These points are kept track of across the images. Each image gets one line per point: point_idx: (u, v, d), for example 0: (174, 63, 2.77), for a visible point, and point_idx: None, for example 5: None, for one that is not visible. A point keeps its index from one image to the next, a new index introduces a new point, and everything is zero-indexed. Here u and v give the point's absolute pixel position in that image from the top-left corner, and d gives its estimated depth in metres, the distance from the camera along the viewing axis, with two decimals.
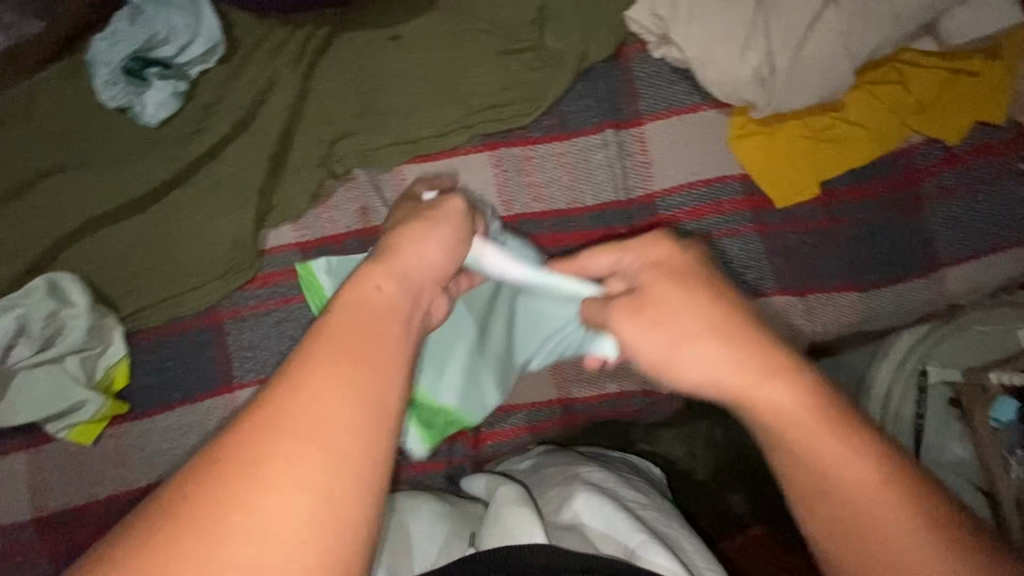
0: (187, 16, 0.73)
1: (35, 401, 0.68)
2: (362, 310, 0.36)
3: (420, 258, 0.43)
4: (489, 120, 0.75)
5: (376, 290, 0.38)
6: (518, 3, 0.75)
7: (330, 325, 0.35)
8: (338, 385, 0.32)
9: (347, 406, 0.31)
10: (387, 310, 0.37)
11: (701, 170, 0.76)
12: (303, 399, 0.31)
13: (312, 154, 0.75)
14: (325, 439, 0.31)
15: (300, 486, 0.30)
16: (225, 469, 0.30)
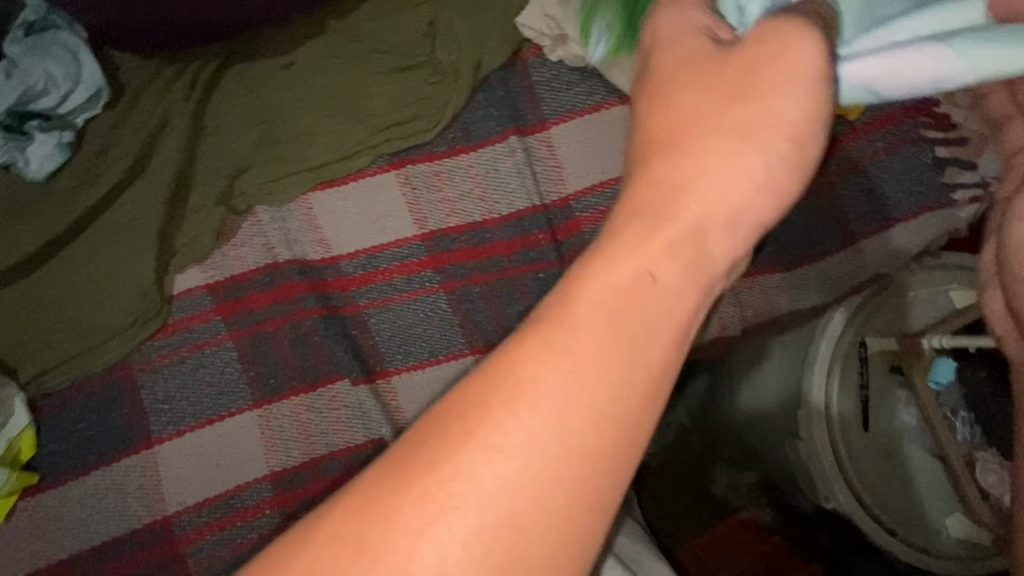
0: (65, 63, 0.70)
1: None
2: (624, 272, 0.28)
3: (701, 214, 0.30)
4: (392, 138, 0.74)
5: (659, 234, 0.30)
6: (409, 20, 0.75)
7: (586, 285, 0.28)
8: (581, 387, 0.27)
9: (589, 404, 0.26)
10: (658, 284, 0.29)
11: (611, 168, 0.75)
12: (544, 383, 0.26)
13: (211, 191, 0.73)
14: (548, 434, 0.26)
15: (519, 482, 0.25)
16: (434, 439, 0.26)
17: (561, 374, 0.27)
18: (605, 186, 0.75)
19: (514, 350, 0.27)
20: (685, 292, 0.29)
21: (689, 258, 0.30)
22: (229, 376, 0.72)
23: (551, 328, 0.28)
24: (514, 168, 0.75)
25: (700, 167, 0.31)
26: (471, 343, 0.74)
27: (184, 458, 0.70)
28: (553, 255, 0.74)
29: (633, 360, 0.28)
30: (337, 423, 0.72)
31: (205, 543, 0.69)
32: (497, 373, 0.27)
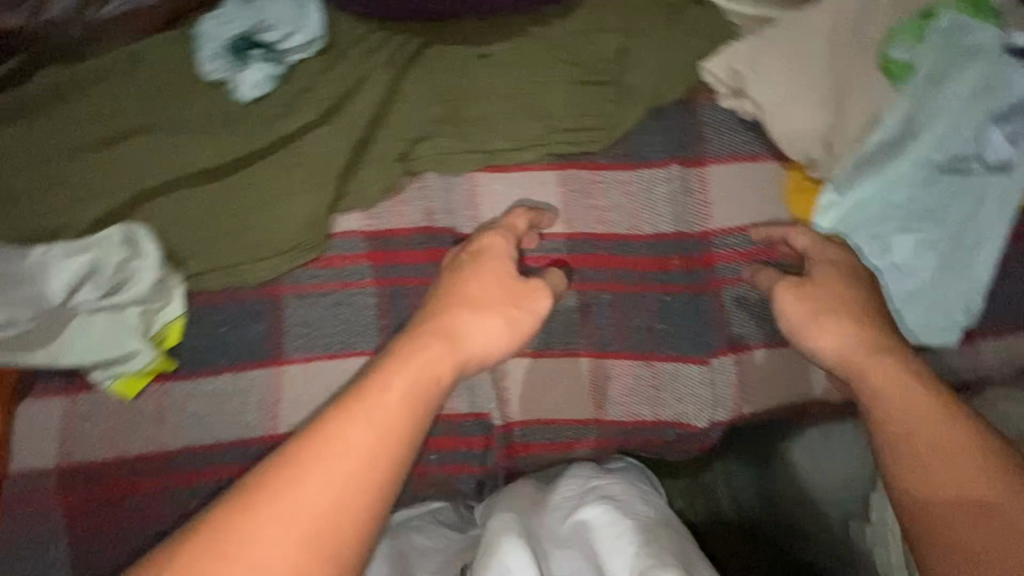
0: (295, 8, 0.78)
1: (88, 347, 0.67)
2: (417, 377, 0.54)
3: (483, 344, 0.61)
4: (563, 141, 0.80)
5: (417, 354, 0.56)
6: (602, 41, 0.81)
7: (387, 381, 0.53)
8: (388, 441, 0.50)
9: (395, 448, 0.50)
10: (434, 378, 0.55)
11: (756, 216, 0.80)
12: (366, 423, 0.50)
13: (391, 149, 0.79)
14: (360, 465, 0.48)
15: (285, 541, 0.45)
16: (294, 459, 0.48)
17: (371, 428, 0.50)
18: (747, 231, 0.80)
19: (364, 400, 0.51)
20: (395, 417, 0.51)
21: (450, 364, 0.57)
22: (363, 318, 0.76)
23: (363, 403, 0.51)
24: (666, 195, 0.80)
25: (456, 320, 0.61)
26: (588, 347, 0.79)
27: (305, 383, 0.73)
28: (679, 280, 0.80)
29: (407, 427, 0.51)
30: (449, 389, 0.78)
31: None
32: (337, 417, 0.50)
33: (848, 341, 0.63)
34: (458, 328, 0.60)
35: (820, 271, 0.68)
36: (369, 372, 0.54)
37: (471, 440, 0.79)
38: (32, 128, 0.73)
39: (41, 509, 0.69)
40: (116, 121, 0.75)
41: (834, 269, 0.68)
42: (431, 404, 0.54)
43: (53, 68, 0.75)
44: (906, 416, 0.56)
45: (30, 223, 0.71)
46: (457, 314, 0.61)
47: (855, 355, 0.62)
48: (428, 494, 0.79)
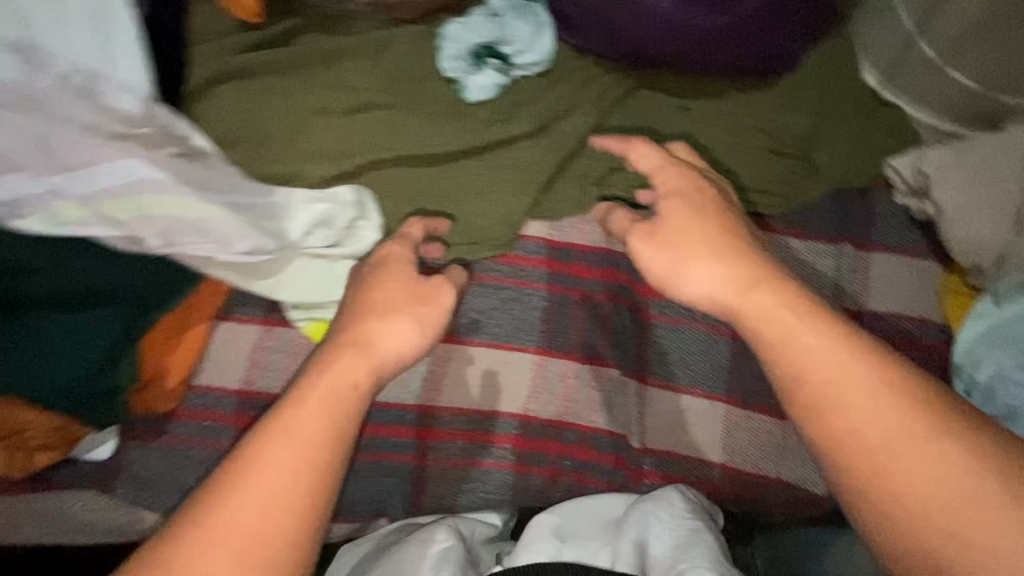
0: (532, 31, 0.85)
1: (301, 288, 0.72)
2: (336, 383, 0.56)
3: (394, 351, 0.60)
4: (744, 200, 0.86)
5: (342, 381, 0.56)
6: (796, 119, 0.88)
7: (299, 397, 0.54)
8: (306, 464, 0.52)
9: (317, 477, 0.52)
10: (355, 397, 0.56)
11: (909, 307, 0.84)
12: (295, 451, 0.52)
13: (588, 173, 0.86)
14: (303, 482, 0.51)
15: (214, 561, 0.48)
16: (237, 479, 0.51)
17: (288, 445, 0.52)
18: (900, 320, 0.84)
19: (272, 425, 0.53)
20: (312, 432, 0.53)
21: (369, 381, 0.58)
22: (531, 319, 0.83)
23: (280, 423, 0.53)
24: (830, 268, 0.85)
25: (383, 325, 0.61)
26: (729, 393, 0.84)
27: (473, 363, 0.82)
28: None
29: (319, 437, 0.53)
30: (591, 402, 0.83)
31: (456, 441, 0.80)
32: (259, 442, 0.52)
33: (723, 279, 0.59)
34: (382, 338, 0.60)
35: (675, 212, 0.63)
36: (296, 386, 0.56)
37: (600, 455, 0.82)
38: (274, 84, 0.76)
39: (213, 426, 0.73)
40: (355, 94, 0.80)
41: (685, 203, 0.63)
42: (347, 424, 0.55)
43: (306, 35, 0.79)
44: (860, 423, 0.52)
45: (264, 170, 0.74)
46: (370, 322, 0.61)
47: (804, 347, 0.55)
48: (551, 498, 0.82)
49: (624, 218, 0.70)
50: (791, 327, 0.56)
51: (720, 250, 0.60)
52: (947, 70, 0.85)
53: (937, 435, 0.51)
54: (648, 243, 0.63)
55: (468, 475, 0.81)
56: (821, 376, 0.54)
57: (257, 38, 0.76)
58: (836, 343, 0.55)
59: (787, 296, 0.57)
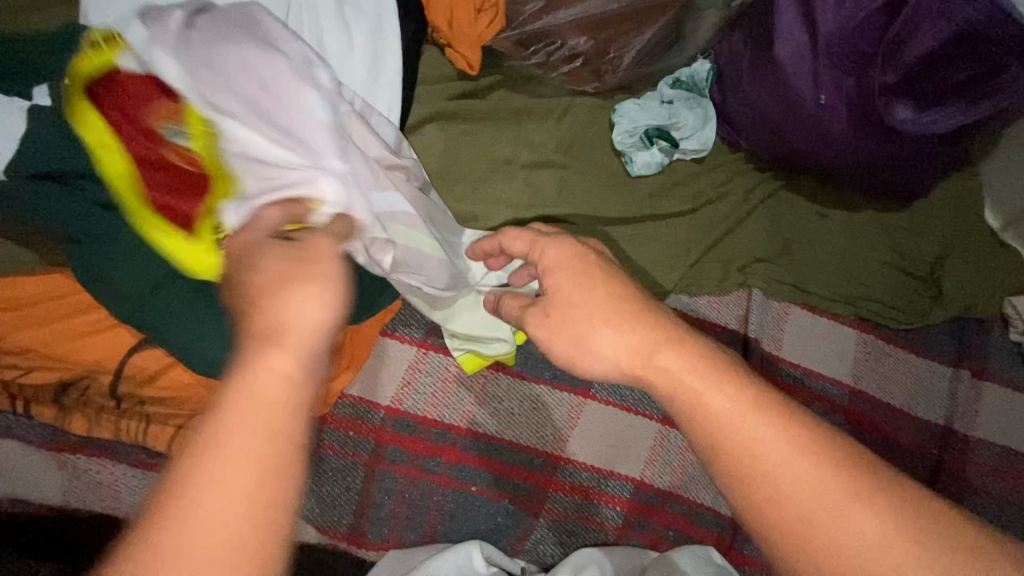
0: (699, 121, 0.90)
1: (468, 319, 0.75)
2: (253, 396, 0.34)
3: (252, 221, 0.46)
4: (871, 311, 0.91)
5: (247, 389, 0.35)
6: (926, 245, 0.94)
7: (215, 417, 0.33)
8: (256, 465, 0.33)
9: (257, 425, 0.34)
10: (281, 412, 0.35)
11: (1016, 441, 0.88)
12: (238, 431, 0.33)
13: (730, 260, 0.91)
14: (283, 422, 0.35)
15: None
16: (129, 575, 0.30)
17: (213, 495, 0.31)
18: (1006, 451, 0.88)
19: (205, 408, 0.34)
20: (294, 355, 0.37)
21: (294, 381, 0.36)
22: None
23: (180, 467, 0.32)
24: (942, 388, 0.90)
25: (269, 300, 0.38)
26: None
27: (600, 422, 0.82)
28: (933, 470, 0.86)
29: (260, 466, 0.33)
30: (701, 479, 0.84)
31: (575, 496, 0.79)
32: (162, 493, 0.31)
33: (627, 339, 0.49)
34: (282, 321, 0.37)
35: (564, 288, 0.53)
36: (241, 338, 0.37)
37: (704, 534, 0.83)
38: (471, 132, 0.83)
39: (358, 436, 0.76)
40: (534, 150, 0.85)
41: (570, 275, 0.54)
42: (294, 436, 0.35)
43: (501, 91, 0.86)
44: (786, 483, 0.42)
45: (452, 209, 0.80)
46: (273, 298, 0.38)
47: (745, 436, 0.43)
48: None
49: (515, 307, 0.60)
50: (699, 391, 0.46)
51: (623, 317, 0.50)
52: None
53: (863, 496, 0.41)
54: (541, 327, 0.55)
55: (576, 530, 0.79)
56: (734, 437, 0.43)
57: (464, 88, 0.84)
58: (799, 424, 0.43)
59: (697, 363, 0.47)
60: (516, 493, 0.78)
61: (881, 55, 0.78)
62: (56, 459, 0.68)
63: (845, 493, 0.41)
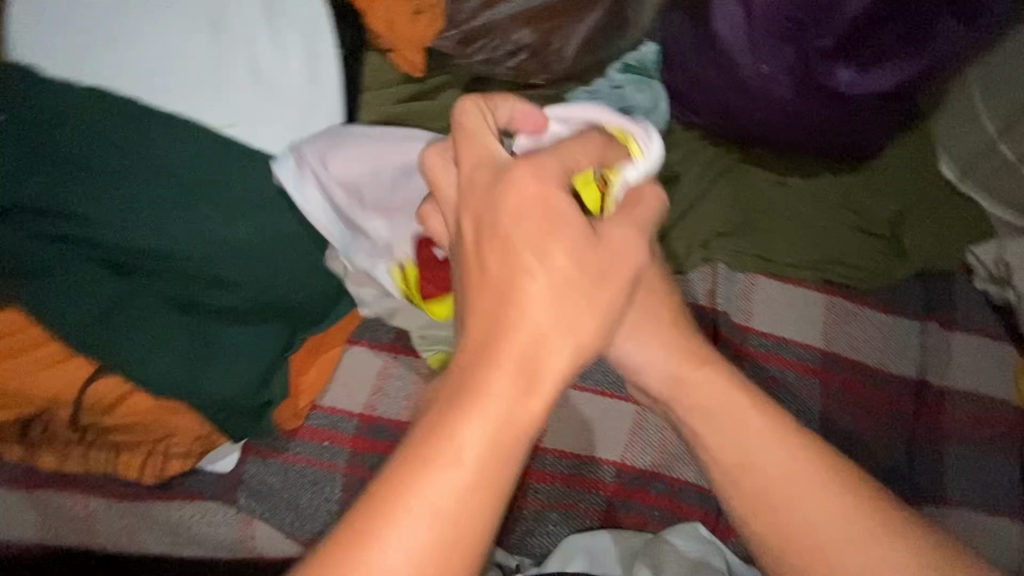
0: (651, 101, 0.91)
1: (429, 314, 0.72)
2: (492, 420, 0.37)
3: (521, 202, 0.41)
4: (836, 273, 0.92)
5: (493, 407, 0.37)
6: (884, 204, 0.95)
7: (454, 426, 0.36)
8: (503, 443, 0.37)
9: (506, 420, 0.37)
10: (513, 445, 0.37)
11: (992, 388, 0.89)
12: (485, 418, 0.37)
13: (693, 236, 0.92)
14: (516, 406, 0.37)
15: (412, 536, 0.34)
16: (350, 546, 0.34)
17: (438, 508, 0.35)
18: (982, 399, 0.89)
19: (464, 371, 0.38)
20: (551, 335, 0.39)
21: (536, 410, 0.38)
22: None
23: (414, 468, 0.35)
24: (912, 343, 0.91)
25: (523, 311, 0.39)
26: None
27: (578, 410, 0.84)
28: (908, 425, 0.88)
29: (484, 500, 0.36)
30: (683, 456, 0.85)
31: (551, 487, 0.81)
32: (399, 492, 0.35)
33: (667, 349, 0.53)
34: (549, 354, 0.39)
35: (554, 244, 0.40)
36: (509, 272, 0.40)
37: (690, 510, 0.84)
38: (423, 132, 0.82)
39: (332, 447, 0.73)
40: None
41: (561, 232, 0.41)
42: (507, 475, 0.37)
43: (453, 90, 0.86)
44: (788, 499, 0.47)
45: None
46: (527, 287, 0.39)
47: None
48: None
49: None
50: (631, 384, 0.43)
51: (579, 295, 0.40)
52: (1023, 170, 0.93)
53: (834, 469, 0.47)
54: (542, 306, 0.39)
55: (561, 519, 0.80)
56: (743, 450, 0.49)
57: (415, 89, 0.84)
58: None
59: None
60: None
61: (813, 21, 0.78)
62: (27, 497, 0.67)
63: (848, 509, 0.45)
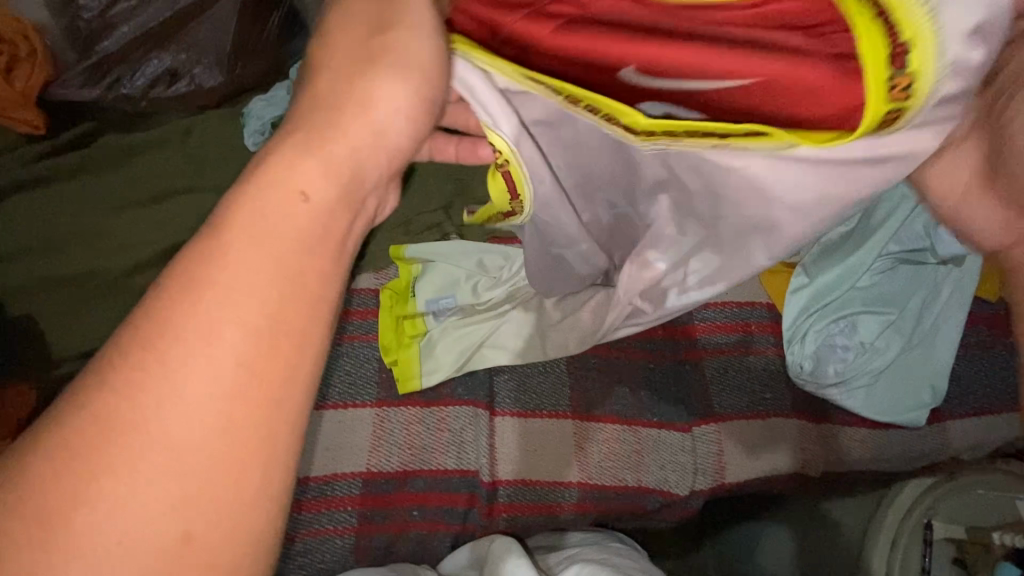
0: None
1: (448, 351, 0.84)
2: (269, 250, 0.33)
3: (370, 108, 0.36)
4: None
5: (270, 194, 0.34)
6: None
7: (231, 258, 0.32)
8: (263, 350, 0.32)
9: (265, 329, 0.32)
10: (313, 237, 0.34)
11: (735, 293, 0.88)
12: (234, 330, 0.31)
13: (410, 220, 0.88)
14: (273, 300, 0.32)
15: (152, 485, 0.30)
16: (67, 479, 0.30)
17: (250, 305, 0.32)
18: (727, 306, 0.88)
19: (210, 278, 0.32)
20: (322, 223, 0.35)
21: (335, 195, 0.35)
22: (365, 371, 0.84)
23: (205, 268, 0.32)
24: None
25: (292, 155, 0.34)
26: (575, 409, 0.85)
27: (303, 432, 0.80)
28: (660, 351, 0.87)
29: (297, 302, 0.33)
30: (437, 444, 0.82)
31: (291, 518, 0.78)
32: (202, 312, 0.31)
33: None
34: (350, 145, 0.36)
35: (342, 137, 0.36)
36: (269, 155, 0.35)
37: (454, 497, 0.81)
38: (63, 192, 0.77)
39: None
40: (154, 184, 0.81)
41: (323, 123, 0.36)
42: (311, 279, 0.34)
43: (106, 136, 0.81)
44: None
45: (49, 293, 0.74)
46: (285, 169, 0.34)
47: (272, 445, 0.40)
48: (399, 554, 0.80)
49: None
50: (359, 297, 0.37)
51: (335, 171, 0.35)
52: None
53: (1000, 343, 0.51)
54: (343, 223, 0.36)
55: (308, 546, 0.77)
56: None
57: (45, 148, 0.78)
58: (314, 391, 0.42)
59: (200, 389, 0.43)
60: None
61: None
62: None
63: None
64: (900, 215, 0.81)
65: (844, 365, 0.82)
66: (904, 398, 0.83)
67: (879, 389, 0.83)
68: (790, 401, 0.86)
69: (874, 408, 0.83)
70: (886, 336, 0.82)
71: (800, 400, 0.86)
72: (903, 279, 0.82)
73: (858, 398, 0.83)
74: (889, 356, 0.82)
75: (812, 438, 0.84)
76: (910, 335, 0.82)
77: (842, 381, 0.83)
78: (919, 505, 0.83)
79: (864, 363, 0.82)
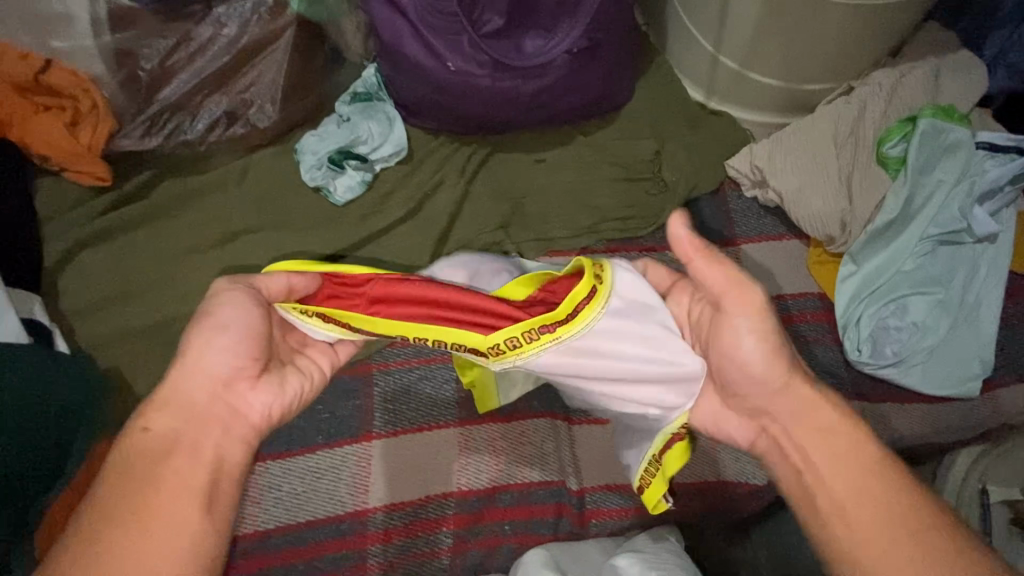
0: (383, 125, 0.90)
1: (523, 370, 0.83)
2: (166, 474, 0.47)
3: (210, 361, 0.51)
4: (614, 229, 0.92)
5: (143, 441, 0.48)
6: (638, 147, 0.96)
7: (126, 491, 0.46)
8: (164, 533, 0.45)
9: (167, 522, 0.46)
10: (190, 450, 0.49)
11: (787, 286, 0.92)
12: (141, 531, 0.45)
13: (469, 239, 0.89)
14: (169, 503, 0.47)
15: None
16: None
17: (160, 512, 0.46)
18: (783, 299, 0.91)
19: (99, 511, 0.46)
20: (191, 441, 0.49)
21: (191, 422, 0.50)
22: (444, 392, 0.85)
23: (127, 501, 0.46)
24: (708, 270, 0.92)
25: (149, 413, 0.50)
26: None
27: (394, 458, 0.81)
28: None
29: (187, 495, 0.47)
30: (522, 456, 0.84)
31: (390, 545, 0.78)
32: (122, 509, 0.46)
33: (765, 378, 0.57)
34: (190, 393, 0.51)
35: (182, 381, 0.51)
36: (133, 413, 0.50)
37: (540, 509, 0.82)
38: (134, 243, 0.79)
39: None
40: (218, 227, 0.82)
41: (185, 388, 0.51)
42: (182, 480, 0.48)
43: (161, 184, 0.82)
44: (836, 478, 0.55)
45: (131, 344, 0.75)
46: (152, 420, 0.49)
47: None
48: (490, 570, 0.80)
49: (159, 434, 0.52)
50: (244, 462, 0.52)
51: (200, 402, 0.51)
52: (747, 73, 0.94)
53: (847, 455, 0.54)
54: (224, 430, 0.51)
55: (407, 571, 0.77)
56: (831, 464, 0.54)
57: (105, 203, 0.80)
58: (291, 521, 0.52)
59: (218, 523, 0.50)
60: (335, 566, 0.76)
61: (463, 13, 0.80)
62: None
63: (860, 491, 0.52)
64: (936, 195, 0.86)
65: (898, 344, 0.86)
66: (959, 373, 0.87)
67: (935, 365, 0.87)
68: (851, 383, 0.89)
69: (931, 384, 0.87)
70: (933, 314, 0.87)
71: (861, 381, 0.89)
72: (943, 258, 0.87)
73: (916, 376, 0.87)
74: (937, 333, 0.86)
75: (876, 417, 0.88)
76: (956, 312, 0.87)
77: (899, 361, 0.87)
78: (972, 471, 0.79)
79: (916, 342, 0.86)
